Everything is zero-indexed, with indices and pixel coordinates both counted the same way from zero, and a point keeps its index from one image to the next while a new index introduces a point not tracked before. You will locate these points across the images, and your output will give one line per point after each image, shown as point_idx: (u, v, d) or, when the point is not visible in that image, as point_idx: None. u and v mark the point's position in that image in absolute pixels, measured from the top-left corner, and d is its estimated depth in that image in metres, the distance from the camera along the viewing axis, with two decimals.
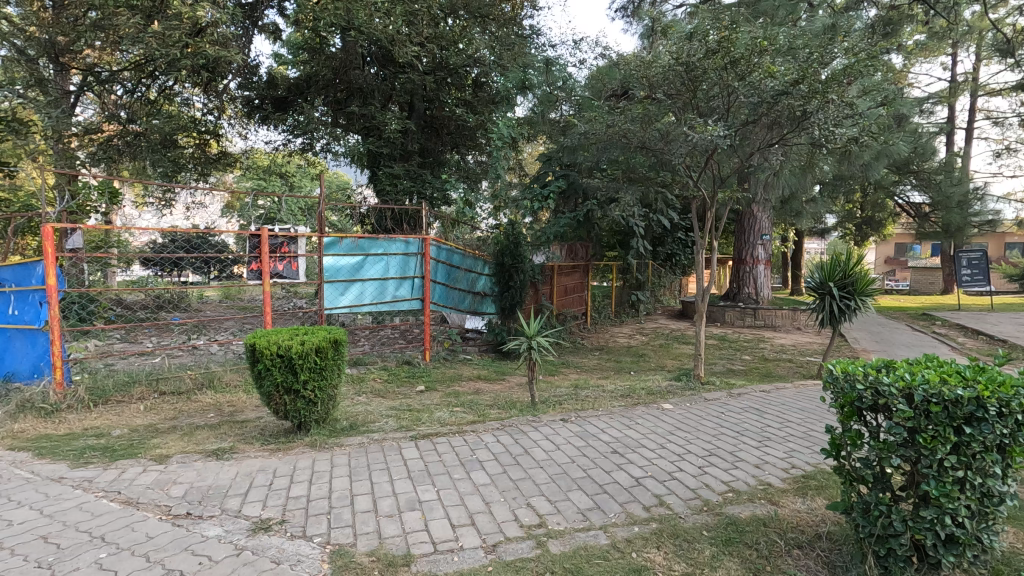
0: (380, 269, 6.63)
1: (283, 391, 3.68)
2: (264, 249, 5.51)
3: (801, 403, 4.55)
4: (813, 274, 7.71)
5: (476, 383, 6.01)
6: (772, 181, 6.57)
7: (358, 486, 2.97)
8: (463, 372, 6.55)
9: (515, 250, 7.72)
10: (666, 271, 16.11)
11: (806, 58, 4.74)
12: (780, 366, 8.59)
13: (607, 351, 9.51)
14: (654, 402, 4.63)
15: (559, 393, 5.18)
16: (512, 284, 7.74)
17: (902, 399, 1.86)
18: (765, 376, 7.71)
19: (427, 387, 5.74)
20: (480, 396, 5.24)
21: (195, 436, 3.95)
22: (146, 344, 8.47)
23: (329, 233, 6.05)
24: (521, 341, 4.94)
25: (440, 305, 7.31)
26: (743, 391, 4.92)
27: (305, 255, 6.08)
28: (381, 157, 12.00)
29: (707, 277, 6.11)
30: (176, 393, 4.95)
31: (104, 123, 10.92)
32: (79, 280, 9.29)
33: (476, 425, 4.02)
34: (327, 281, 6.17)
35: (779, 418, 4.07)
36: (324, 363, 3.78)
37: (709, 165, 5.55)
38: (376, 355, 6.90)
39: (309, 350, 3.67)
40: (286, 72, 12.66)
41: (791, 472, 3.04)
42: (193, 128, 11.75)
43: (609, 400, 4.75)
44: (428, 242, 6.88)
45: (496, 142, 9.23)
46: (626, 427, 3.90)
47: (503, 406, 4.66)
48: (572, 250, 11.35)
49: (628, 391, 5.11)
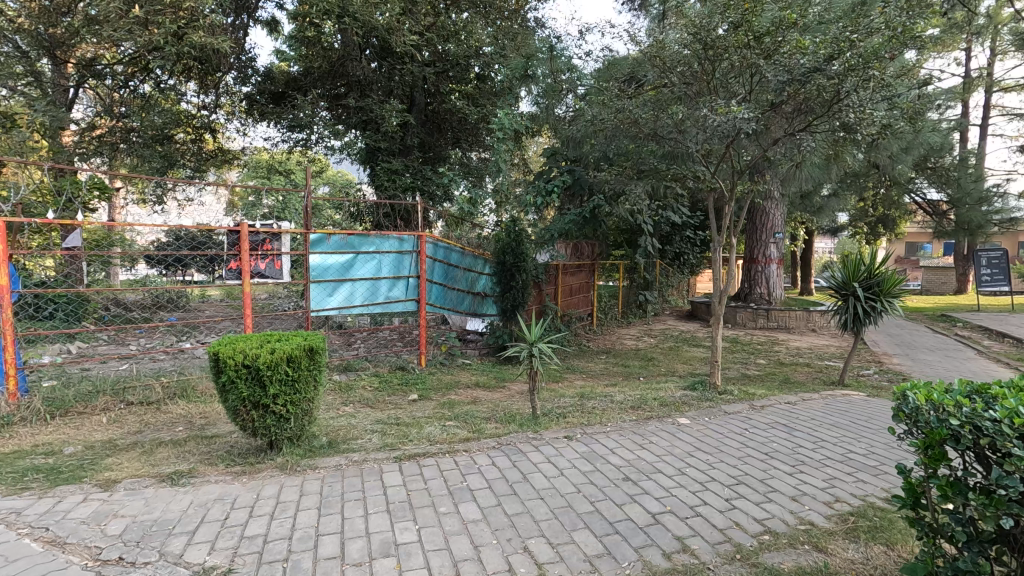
0: (372, 268, 6.19)
1: (250, 407, 3.26)
2: (243, 245, 5.09)
3: (833, 417, 4.08)
4: (835, 274, 7.23)
5: (474, 392, 5.58)
6: (793, 174, 6.11)
7: (327, 522, 2.55)
8: (461, 378, 6.11)
9: (517, 248, 7.24)
10: (674, 270, 15.60)
11: (837, 33, 4.30)
12: (798, 371, 8.12)
13: (614, 354, 9.07)
14: (668, 416, 4.18)
15: (563, 403, 4.74)
16: (514, 284, 7.28)
17: (1016, 441, 1.41)
18: (785, 382, 7.23)
19: (420, 395, 5.31)
20: (477, 407, 4.81)
21: (156, 455, 3.54)
22: (134, 347, 8.10)
23: (316, 229, 5.64)
24: (521, 347, 4.47)
25: (437, 306, 6.86)
26: (766, 403, 4.44)
27: (291, 253, 5.65)
28: (380, 152, 11.58)
29: (728, 271, 5.60)
30: (146, 403, 4.53)
31: (97, 118, 10.56)
32: (74, 276, 9.08)
33: (470, 443, 3.58)
34: (314, 281, 5.76)
35: (812, 437, 3.60)
36: (298, 375, 3.35)
37: (728, 154, 5.10)
38: (368, 360, 6.46)
39: (279, 360, 3.25)
40: (287, 68, 12.28)
41: (836, 507, 2.58)
42: (188, 121, 11.35)
43: (617, 413, 4.30)
44: (424, 240, 6.43)
45: (499, 134, 8.75)
46: (639, 447, 3.44)
47: (500, 419, 4.22)
48: (578, 248, 10.85)
49: (638, 402, 4.66)
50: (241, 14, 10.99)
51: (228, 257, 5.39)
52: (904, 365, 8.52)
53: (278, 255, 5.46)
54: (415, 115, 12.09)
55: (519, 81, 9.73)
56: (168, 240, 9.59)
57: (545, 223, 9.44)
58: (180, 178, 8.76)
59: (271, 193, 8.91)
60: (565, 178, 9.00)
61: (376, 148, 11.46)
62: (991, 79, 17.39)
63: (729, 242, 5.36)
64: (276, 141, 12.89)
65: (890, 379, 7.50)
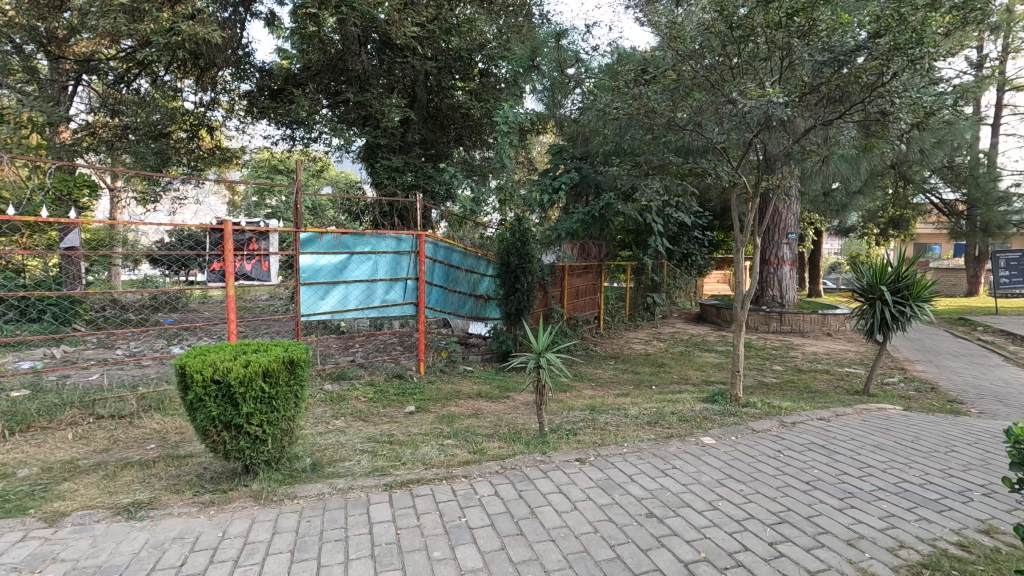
0: (368, 269, 5.80)
1: (221, 427, 2.87)
2: (227, 245, 4.69)
3: (875, 437, 3.66)
4: (860, 277, 6.79)
5: (475, 403, 5.20)
6: (818, 169, 5.69)
7: (300, 572, 2.16)
8: (462, 388, 5.71)
9: (522, 248, 6.82)
10: (682, 272, 15.11)
11: (882, 8, 3.91)
12: (818, 379, 7.66)
13: (623, 360, 8.67)
14: (690, 434, 3.77)
15: (572, 417, 4.34)
16: (519, 286, 6.85)
17: None
18: (805, 391, 6.80)
19: (418, 407, 4.93)
20: (479, 421, 4.42)
21: (118, 479, 3.16)
22: (121, 352, 7.75)
23: (307, 228, 5.24)
24: (527, 357, 4.05)
25: (437, 309, 6.47)
26: (798, 420, 4.02)
27: (280, 253, 5.26)
28: (379, 149, 11.21)
29: (756, 266, 5.18)
30: (118, 417, 4.15)
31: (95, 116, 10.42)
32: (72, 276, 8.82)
33: (469, 467, 3.18)
34: (304, 283, 5.36)
35: (857, 461, 3.19)
36: (275, 391, 2.96)
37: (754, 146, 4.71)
38: (364, 367, 6.07)
39: (253, 375, 2.86)
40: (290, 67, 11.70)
41: (903, 556, 2.18)
42: (185, 118, 11.04)
43: (633, 430, 3.90)
44: (422, 239, 6.04)
45: (503, 128, 8.34)
46: (661, 474, 3.03)
47: (504, 438, 3.82)
48: (585, 249, 10.46)
49: (654, 417, 4.25)
50: (238, 7, 10.63)
51: (210, 258, 4.98)
52: (930, 373, 8.05)
53: (266, 257, 5.07)
54: (417, 111, 11.68)
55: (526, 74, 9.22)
56: (167, 240, 9.30)
57: (551, 222, 9.03)
58: (172, 174, 8.42)
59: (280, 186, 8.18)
60: (572, 175, 8.60)
61: (376, 145, 11.12)
62: (1006, 77, 16.92)
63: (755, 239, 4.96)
64: (274, 140, 12.54)
65: (917, 388, 7.04)
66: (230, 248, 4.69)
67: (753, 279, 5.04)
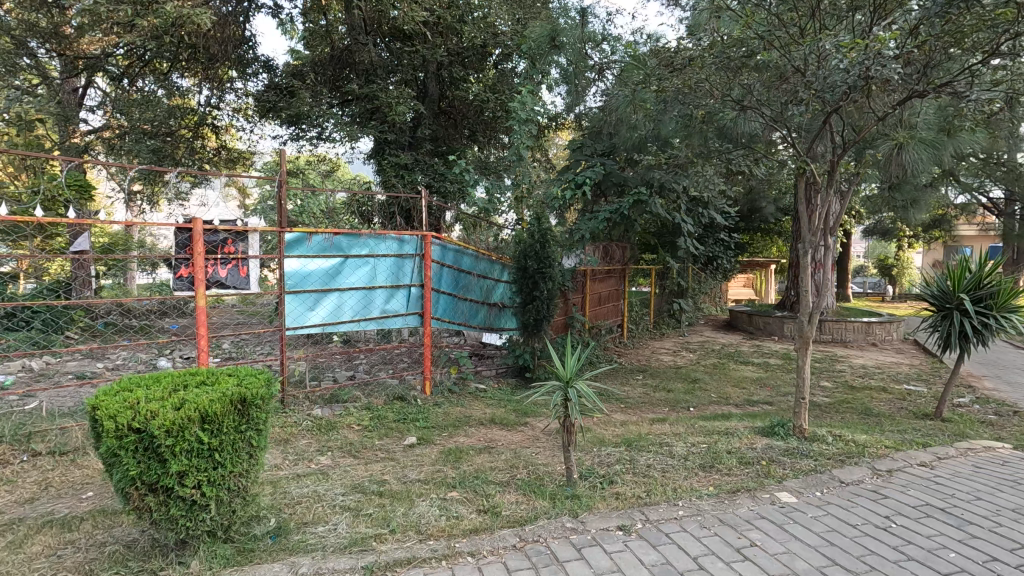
0: (365, 275, 5.06)
1: (144, 491, 2.13)
2: (197, 247, 3.97)
3: (1010, 497, 2.81)
4: (934, 283, 5.89)
5: (487, 432, 4.44)
6: (894, 156, 4.82)
7: None
8: (474, 412, 4.94)
9: (541, 251, 6.03)
10: (708, 276, 14.21)
11: None
12: (875, 399, 6.76)
13: (652, 375, 7.83)
14: (761, 485, 2.97)
15: (606, 458, 3.54)
16: (537, 294, 6.06)
17: None
18: (866, 414, 5.91)
19: (420, 438, 4.19)
20: (492, 461, 3.65)
21: (23, 549, 2.42)
22: (105, 366, 7.13)
23: (293, 227, 4.52)
24: (552, 386, 3.21)
25: (444, 320, 5.72)
26: (893, 467, 3.20)
27: (262, 258, 4.53)
28: (386, 145, 10.34)
29: (827, 275, 4.30)
30: (58, 454, 3.46)
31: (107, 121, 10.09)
32: (77, 282, 8.36)
33: (478, 539, 2.43)
34: (290, 291, 4.61)
35: (1003, 541, 2.36)
36: (218, 441, 2.21)
37: (827, 125, 3.89)
38: (362, 387, 5.31)
39: (187, 422, 2.12)
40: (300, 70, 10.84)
41: None
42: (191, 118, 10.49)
43: (688, 480, 3.09)
44: (428, 241, 5.32)
45: (519, 118, 7.56)
46: (738, 559, 2.25)
47: (522, 488, 3.04)
48: (608, 252, 9.67)
49: (707, 459, 3.44)
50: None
51: (177, 264, 4.22)
52: (1005, 393, 7.06)
53: (244, 262, 4.34)
54: (427, 106, 10.84)
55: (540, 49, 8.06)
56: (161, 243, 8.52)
57: (571, 222, 8.25)
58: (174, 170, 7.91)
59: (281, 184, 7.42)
60: (596, 170, 7.79)
61: (384, 141, 10.36)
62: None
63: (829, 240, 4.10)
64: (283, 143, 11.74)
65: (998, 412, 6.09)
66: (200, 251, 3.99)
67: (825, 292, 4.18)
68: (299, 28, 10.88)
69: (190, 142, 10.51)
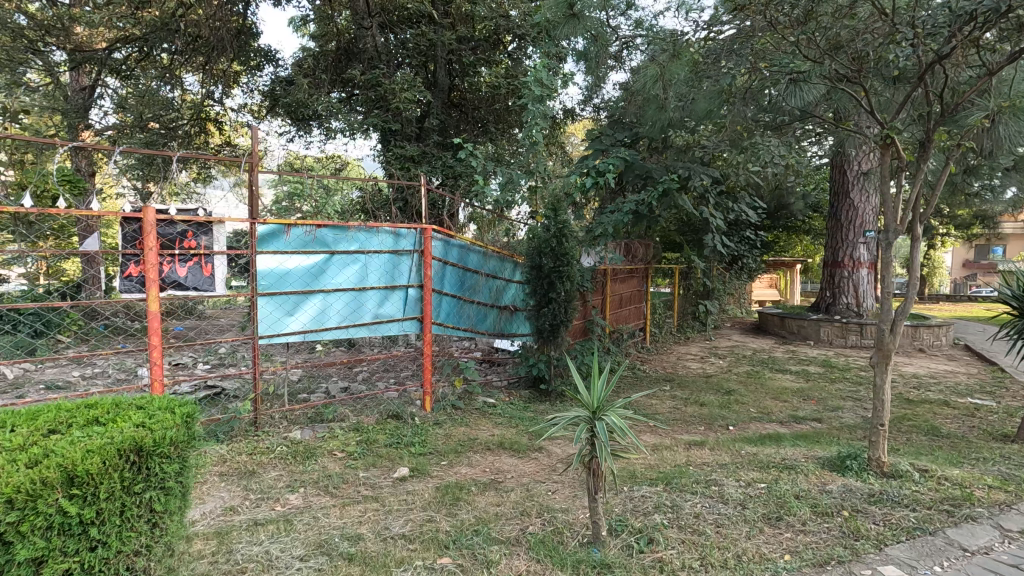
0: (354, 274, 4.40)
1: None
2: (149, 241, 3.36)
3: None
4: (1015, 282, 5.07)
5: (494, 460, 3.75)
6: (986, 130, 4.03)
7: None
8: (481, 433, 4.27)
9: (557, 247, 5.31)
10: (732, 276, 13.33)
11: None
12: (939, 416, 5.91)
13: (680, 385, 7.08)
14: (855, 555, 2.29)
15: (642, 503, 2.82)
16: (553, 295, 5.35)
17: None
18: (934, 435, 5.10)
19: (414, 468, 3.51)
20: (499, 504, 2.95)
21: None
22: (83, 376, 6.54)
23: (267, 218, 3.87)
24: (577, 415, 2.48)
25: (447, 327, 5.03)
26: (1022, 528, 2.52)
27: (229, 254, 3.83)
28: (392, 136, 9.66)
29: (909, 266, 3.47)
30: None
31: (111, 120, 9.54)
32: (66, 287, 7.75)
33: None
34: (264, 293, 3.95)
35: None
36: (93, 511, 1.53)
37: (924, 84, 3.12)
38: (352, 403, 4.64)
39: (41, 489, 1.44)
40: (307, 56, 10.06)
41: None
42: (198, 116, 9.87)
43: (756, 544, 2.40)
44: (428, 235, 4.64)
45: (534, 101, 6.83)
46: None
47: (535, 550, 2.36)
48: (630, 249, 8.92)
49: (772, 508, 2.71)
50: None
51: (121, 260, 3.52)
52: None
53: (209, 258, 3.70)
54: (436, 96, 10.10)
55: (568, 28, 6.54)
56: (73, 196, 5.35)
57: (590, 216, 7.50)
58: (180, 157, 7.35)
59: (279, 178, 6.71)
60: (619, 157, 7.03)
61: (388, 132, 9.67)
62: None
63: (917, 226, 3.24)
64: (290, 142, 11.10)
65: None
66: (151, 245, 3.37)
67: (909, 287, 3.34)
68: (305, 18, 10.30)
69: (190, 136, 9.67)
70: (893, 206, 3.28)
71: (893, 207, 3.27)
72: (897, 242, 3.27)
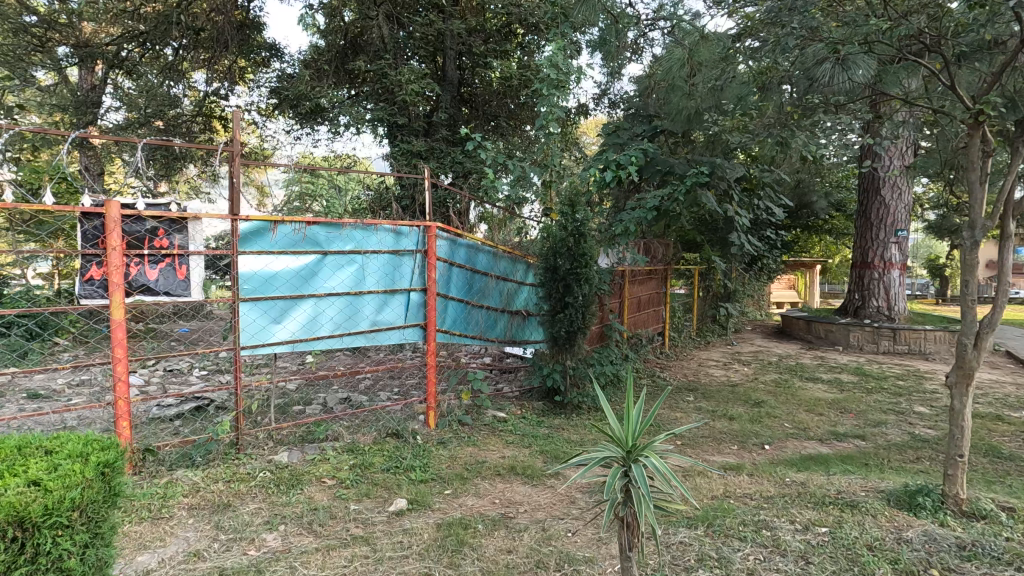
0: (349, 276, 3.97)
1: None
2: (112, 239, 2.96)
3: None
4: None
5: (505, 488, 3.29)
6: None
7: None
8: (491, 454, 3.83)
9: (574, 246, 4.85)
10: (752, 278, 12.74)
11: None
12: (994, 432, 5.36)
13: (705, 395, 6.57)
14: None
15: (682, 555, 2.34)
16: (570, 300, 4.89)
17: None
18: (998, 457, 4.54)
19: (413, 501, 3.05)
20: (512, 551, 2.48)
21: None
22: (69, 384, 6.15)
23: (250, 215, 3.45)
24: (605, 453, 2.04)
25: (453, 334, 4.59)
26: None
27: (208, 255, 3.42)
28: (398, 131, 9.22)
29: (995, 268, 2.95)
30: None
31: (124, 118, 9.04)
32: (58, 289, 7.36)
33: None
34: (247, 299, 3.53)
35: None
36: None
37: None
38: (349, 420, 4.19)
39: None
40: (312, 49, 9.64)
41: None
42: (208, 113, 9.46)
43: None
44: (432, 234, 4.21)
45: (549, 90, 6.36)
46: None
47: None
48: (648, 249, 8.40)
49: (842, 564, 2.23)
50: None
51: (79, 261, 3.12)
52: None
53: (183, 259, 3.30)
54: (445, 89, 9.67)
55: (585, 11, 5.95)
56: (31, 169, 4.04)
57: (608, 214, 6.99)
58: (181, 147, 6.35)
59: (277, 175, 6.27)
60: (640, 150, 6.54)
61: (395, 126, 9.23)
62: None
63: (1010, 220, 2.73)
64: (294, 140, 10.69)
65: None
66: (115, 244, 2.99)
67: (998, 293, 2.83)
68: (310, 10, 9.93)
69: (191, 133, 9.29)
70: (980, 199, 2.78)
71: (981, 198, 2.76)
72: (986, 239, 2.76)
